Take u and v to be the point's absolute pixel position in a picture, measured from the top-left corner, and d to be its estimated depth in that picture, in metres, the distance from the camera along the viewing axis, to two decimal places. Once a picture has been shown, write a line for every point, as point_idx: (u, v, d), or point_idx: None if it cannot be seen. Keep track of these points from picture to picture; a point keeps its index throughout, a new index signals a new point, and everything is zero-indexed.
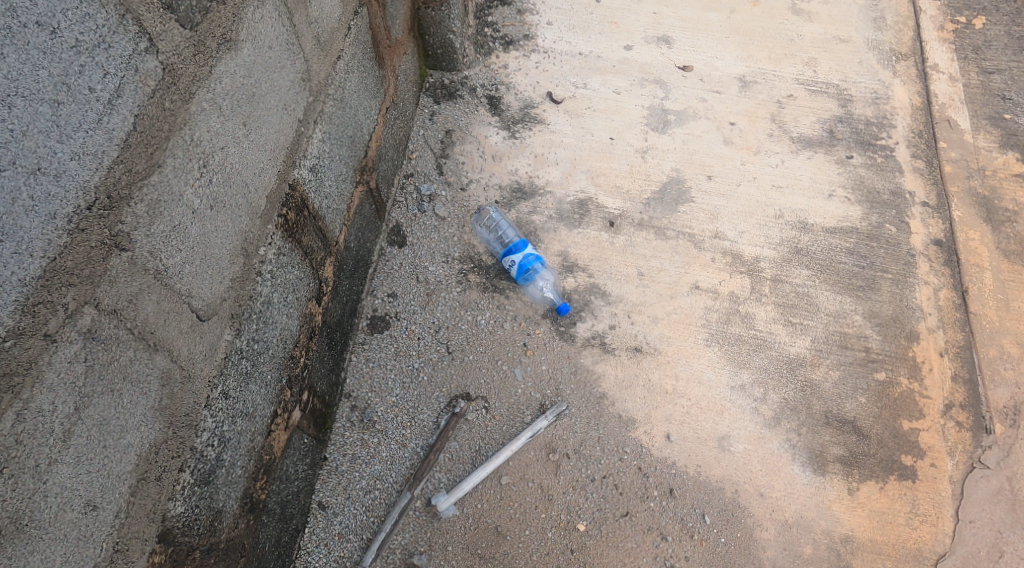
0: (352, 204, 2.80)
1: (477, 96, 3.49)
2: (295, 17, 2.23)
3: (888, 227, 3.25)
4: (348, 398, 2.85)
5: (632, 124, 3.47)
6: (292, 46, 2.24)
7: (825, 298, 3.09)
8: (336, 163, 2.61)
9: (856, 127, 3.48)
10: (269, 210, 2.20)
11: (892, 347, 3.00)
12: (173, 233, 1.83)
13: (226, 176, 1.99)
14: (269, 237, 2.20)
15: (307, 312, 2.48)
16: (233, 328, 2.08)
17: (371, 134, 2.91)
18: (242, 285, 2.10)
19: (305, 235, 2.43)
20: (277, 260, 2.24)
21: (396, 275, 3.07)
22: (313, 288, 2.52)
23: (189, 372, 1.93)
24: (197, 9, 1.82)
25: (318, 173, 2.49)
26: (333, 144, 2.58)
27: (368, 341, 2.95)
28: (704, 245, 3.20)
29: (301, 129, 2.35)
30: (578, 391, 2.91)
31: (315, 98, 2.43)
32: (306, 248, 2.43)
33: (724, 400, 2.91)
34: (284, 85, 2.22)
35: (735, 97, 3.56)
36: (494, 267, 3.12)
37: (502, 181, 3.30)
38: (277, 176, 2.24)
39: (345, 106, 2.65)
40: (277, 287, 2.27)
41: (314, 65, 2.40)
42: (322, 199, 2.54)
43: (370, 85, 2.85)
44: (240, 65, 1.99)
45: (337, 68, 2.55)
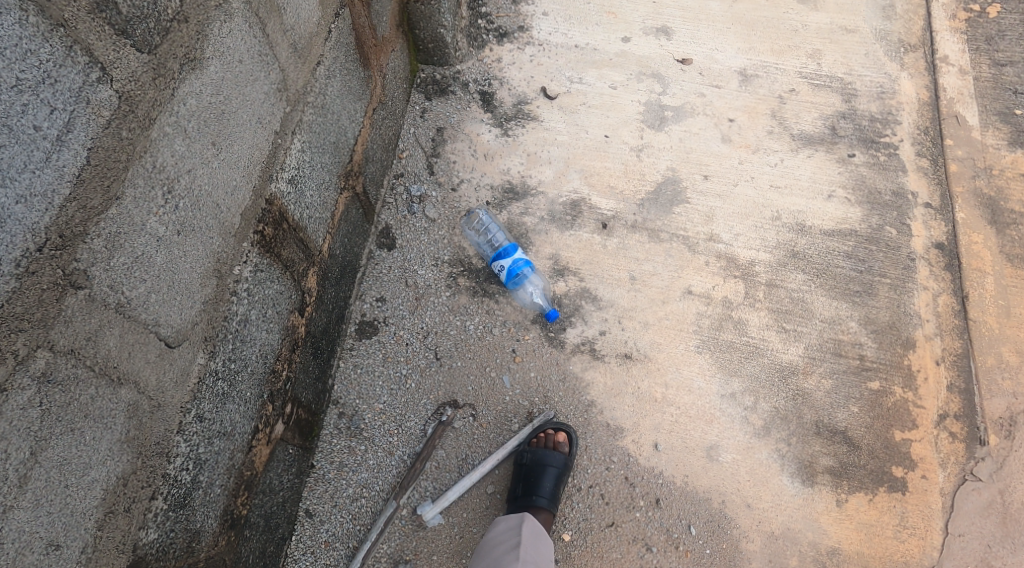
0: (336, 212, 2.75)
1: (469, 92, 3.43)
2: (268, 27, 2.18)
3: (889, 230, 3.17)
4: (335, 405, 2.84)
5: (627, 121, 3.39)
6: (265, 56, 2.18)
7: (821, 304, 3.04)
8: (318, 172, 2.57)
9: (859, 124, 3.38)
10: (244, 227, 2.12)
11: (888, 355, 2.96)
12: (136, 264, 1.79)
13: (194, 199, 1.93)
14: (244, 254, 2.13)
15: (289, 324, 2.44)
16: (206, 352, 2.01)
17: (356, 138, 2.87)
18: (215, 306, 2.03)
19: (285, 248, 2.38)
20: (254, 277, 2.17)
21: (385, 279, 3.06)
22: (295, 300, 2.48)
23: (158, 401, 1.89)
24: (155, 31, 1.78)
25: (298, 184, 2.43)
26: (314, 153, 2.53)
27: (356, 346, 2.94)
28: (698, 248, 3.15)
29: (278, 141, 2.30)
30: (567, 399, 2.90)
31: (293, 108, 2.38)
32: (286, 261, 2.38)
33: (714, 408, 2.88)
34: (258, 98, 2.16)
35: (735, 91, 3.45)
36: (483, 270, 3.09)
37: (493, 181, 3.26)
38: (252, 192, 2.17)
39: (326, 112, 2.60)
40: (255, 304, 2.20)
41: (290, 74, 2.35)
42: (304, 210, 2.49)
43: (354, 88, 2.80)
44: (207, 83, 1.93)
45: (316, 75, 2.50)
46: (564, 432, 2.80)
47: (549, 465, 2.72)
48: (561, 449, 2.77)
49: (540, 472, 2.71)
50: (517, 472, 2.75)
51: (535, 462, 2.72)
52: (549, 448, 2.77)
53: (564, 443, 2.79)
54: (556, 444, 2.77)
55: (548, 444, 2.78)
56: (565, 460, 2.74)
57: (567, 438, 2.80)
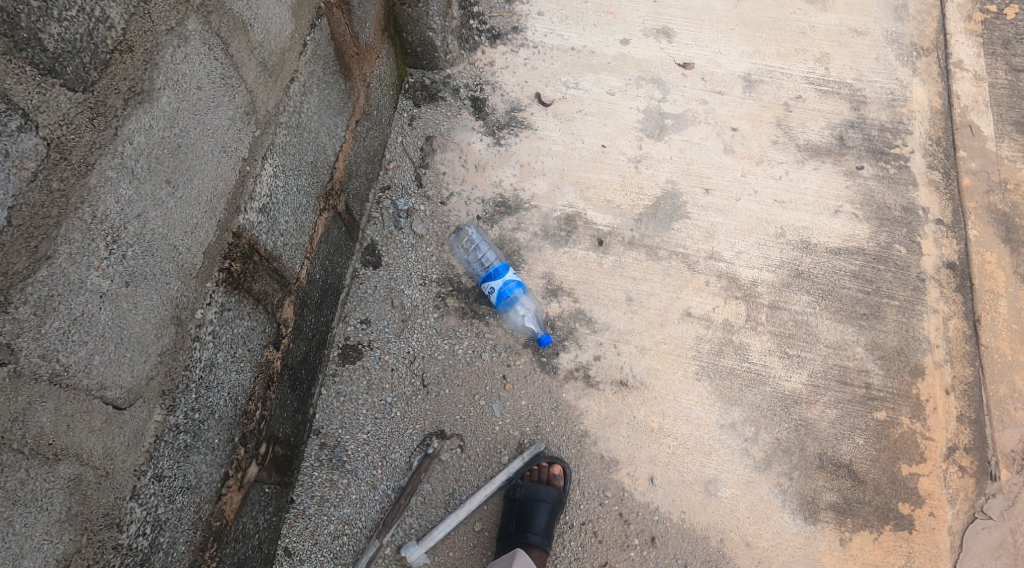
0: (315, 235, 2.60)
1: (460, 98, 3.26)
2: (231, 47, 2.02)
3: (898, 248, 3.03)
4: (317, 435, 2.72)
5: (626, 129, 3.22)
6: (229, 79, 2.02)
7: (826, 328, 2.92)
8: (293, 196, 2.41)
9: (869, 133, 3.22)
10: (207, 267, 1.99)
11: (895, 384, 2.83)
12: (73, 327, 1.69)
13: (146, 244, 1.82)
14: (208, 295, 2.00)
15: (263, 359, 2.31)
16: (163, 408, 1.90)
17: (337, 154, 2.71)
18: (173, 357, 1.91)
19: (258, 281, 2.23)
20: (220, 318, 2.04)
21: (370, 300, 2.93)
22: (270, 334, 2.34)
23: (105, 469, 1.78)
24: (91, 66, 1.69)
25: (270, 212, 2.28)
26: (289, 175, 2.38)
27: (339, 373, 2.81)
28: (698, 267, 3.01)
29: (246, 168, 2.14)
30: (559, 429, 2.78)
31: (264, 130, 2.22)
32: (259, 295, 2.24)
33: (712, 440, 2.77)
34: (221, 124, 2.01)
35: (739, 98, 3.28)
36: (473, 291, 2.96)
37: (484, 194, 3.11)
38: (217, 227, 2.02)
39: (303, 131, 2.44)
40: (222, 347, 2.07)
41: (260, 94, 2.18)
42: (278, 237, 2.34)
43: (333, 102, 2.64)
44: (160, 116, 1.82)
45: (290, 93, 2.34)
46: (558, 465, 2.71)
47: (541, 500, 2.62)
48: (555, 483, 2.68)
49: (532, 508, 2.61)
50: (509, 507, 2.66)
51: (527, 497, 2.63)
52: (543, 481, 2.67)
53: (558, 477, 2.70)
54: (551, 478, 2.68)
55: (542, 477, 2.68)
56: (559, 494, 2.65)
57: (562, 471, 2.71)
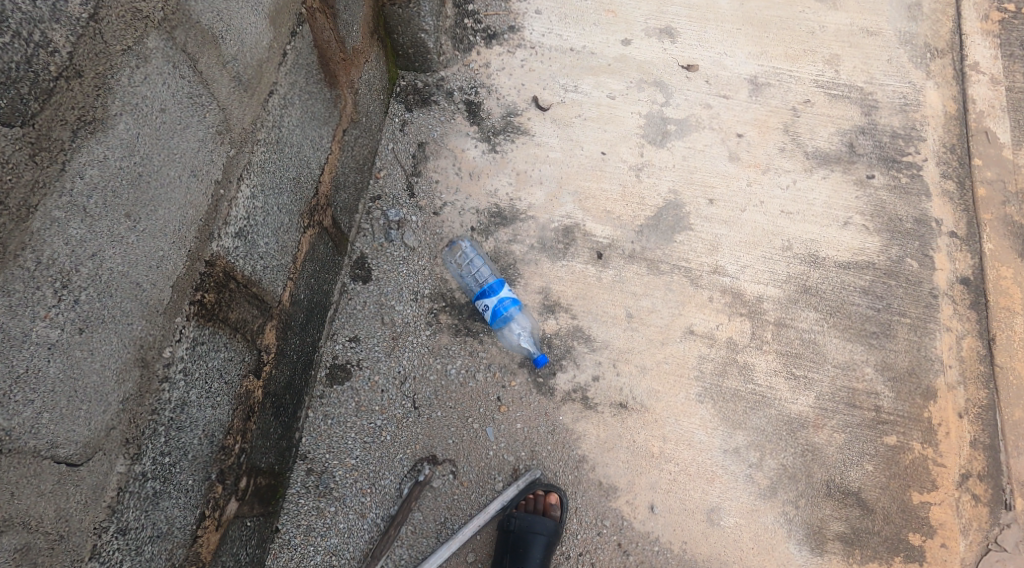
0: (299, 254, 2.48)
1: (454, 101, 3.10)
2: (200, 63, 1.94)
3: (910, 262, 2.91)
4: (303, 460, 2.61)
5: (626, 136, 3.07)
6: (198, 98, 1.95)
7: (834, 347, 2.81)
8: (273, 216, 2.30)
9: (880, 140, 3.08)
10: (176, 302, 1.92)
11: (906, 408, 2.73)
12: (17, 385, 1.64)
13: (102, 286, 1.77)
14: (177, 331, 1.92)
15: (242, 389, 2.22)
16: (127, 458, 1.84)
17: (322, 167, 2.58)
18: (136, 403, 1.85)
19: (235, 309, 2.14)
20: (192, 354, 1.97)
21: (359, 316, 2.81)
22: (250, 362, 2.25)
23: (60, 531, 1.73)
24: (31, 97, 1.63)
25: (247, 236, 2.17)
26: (269, 194, 2.26)
27: (327, 394, 2.70)
28: (701, 281, 2.88)
29: (220, 191, 2.04)
30: (556, 454, 2.68)
31: (240, 149, 2.10)
32: (237, 323, 2.15)
33: (715, 465, 2.68)
34: (190, 147, 1.94)
35: (745, 102, 3.13)
36: (467, 307, 2.84)
37: (479, 204, 2.97)
38: (187, 258, 1.95)
39: (283, 147, 2.31)
40: (195, 384, 2.00)
41: (234, 112, 2.06)
42: (257, 262, 2.23)
43: (317, 113, 2.50)
44: (115, 146, 1.76)
45: (268, 108, 2.22)
46: (555, 494, 2.62)
47: (538, 533, 2.53)
48: (552, 514, 2.60)
49: (529, 541, 2.52)
50: (504, 540, 2.56)
51: (524, 530, 2.53)
52: (540, 512, 2.58)
53: (555, 507, 2.61)
54: (547, 509, 2.60)
55: (539, 508, 2.59)
56: (555, 526, 2.57)
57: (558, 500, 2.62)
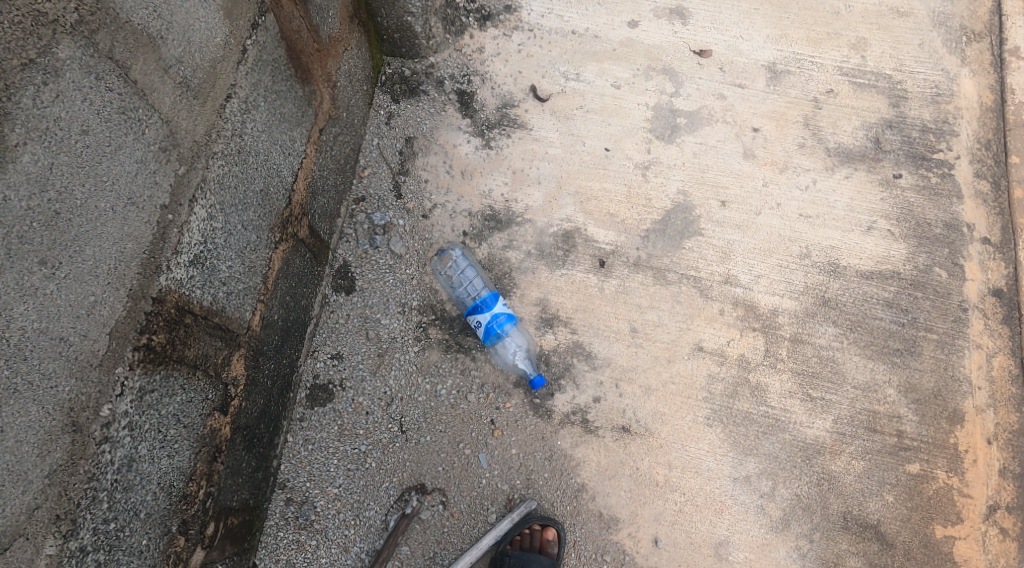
0: (271, 273, 2.27)
1: (444, 91, 2.84)
2: (133, 71, 1.79)
3: (938, 271, 2.69)
4: (282, 489, 2.44)
5: (632, 130, 2.82)
6: (132, 111, 1.80)
7: (853, 366, 2.61)
8: (237, 236, 2.10)
9: (909, 135, 2.82)
10: (114, 355, 1.79)
11: (930, 432, 2.56)
12: None
13: (13, 349, 1.65)
14: (116, 384, 1.79)
15: (207, 429, 2.06)
16: (58, 536, 1.73)
17: (296, 174, 2.36)
18: (66, 475, 1.73)
19: (194, 345, 1.98)
20: (136, 406, 1.84)
21: (342, 332, 2.60)
22: (216, 400, 2.08)
23: None
24: None
25: (204, 263, 1.99)
26: (231, 212, 2.06)
27: (308, 417, 2.51)
28: (711, 293, 2.67)
29: (168, 217, 1.89)
30: (553, 482, 2.51)
31: (192, 164, 1.93)
32: (197, 360, 1.99)
33: (724, 495, 2.51)
34: (127, 167, 1.79)
35: (762, 92, 2.85)
36: (458, 321, 2.63)
37: (471, 206, 2.74)
38: (129, 297, 1.81)
39: (247, 158, 2.10)
40: (143, 438, 1.88)
41: (184, 122, 1.90)
42: (219, 289, 2.05)
43: (287, 114, 2.26)
44: (21, 182, 1.64)
45: (226, 113, 2.01)
46: (552, 529, 2.46)
47: None
48: (548, 551, 2.45)
49: None
50: None
51: None
52: (535, 549, 2.45)
53: (552, 542, 2.47)
54: (543, 546, 2.45)
55: (535, 544, 2.46)
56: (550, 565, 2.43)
57: (557, 536, 2.47)
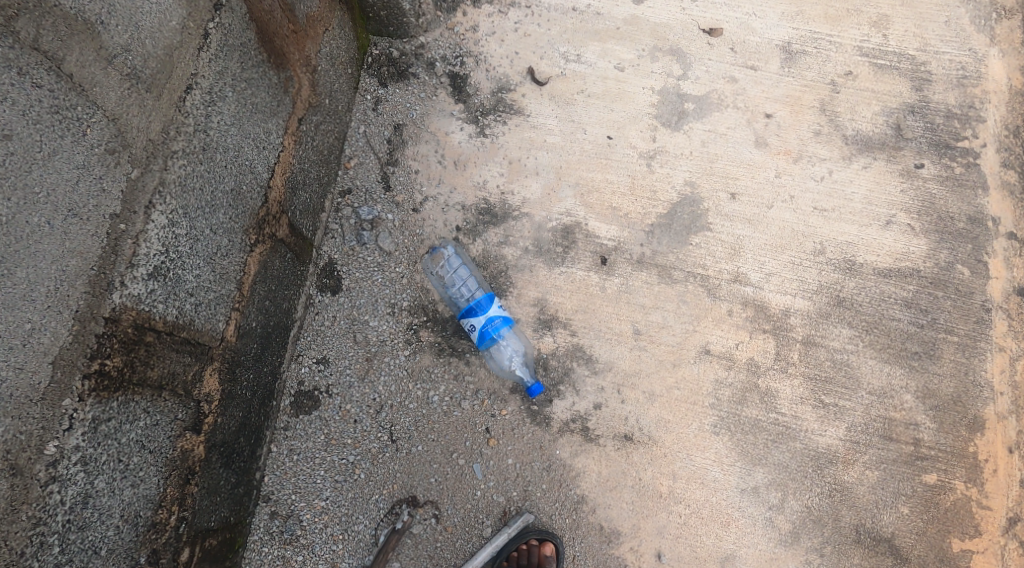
0: (246, 279, 2.12)
1: (436, 74, 2.65)
2: (66, 62, 1.68)
3: (960, 269, 2.53)
4: (266, 503, 2.32)
5: (637, 117, 2.63)
6: (67, 110, 1.68)
7: (869, 370, 2.47)
8: (204, 241, 1.96)
9: (932, 121, 2.64)
10: (59, 389, 1.68)
11: (949, 441, 2.43)
12: None
13: None
14: (64, 417, 1.69)
15: (177, 452, 1.95)
16: None
17: (273, 169, 2.19)
18: (6, 524, 1.62)
19: (158, 365, 1.87)
20: (89, 439, 1.74)
21: (328, 335, 2.45)
22: (188, 418, 1.97)
23: None
24: None
25: (165, 274, 1.87)
26: (197, 215, 1.93)
27: (292, 426, 2.38)
28: (719, 292, 2.52)
29: (120, 225, 1.77)
30: (552, 494, 2.39)
31: (147, 166, 1.81)
32: (161, 380, 1.88)
33: (731, 507, 2.39)
34: (65, 171, 1.68)
35: (776, 75, 2.66)
36: (451, 322, 2.48)
37: (465, 199, 2.58)
38: (75, 322, 1.70)
39: (214, 157, 1.96)
40: (100, 472, 1.77)
41: (133, 118, 1.78)
42: (186, 300, 1.92)
43: (259, 103, 2.10)
44: None
45: (187, 105, 1.88)
46: (549, 544, 2.34)
47: None
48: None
49: None
50: None
51: None
52: None
53: (550, 558, 2.34)
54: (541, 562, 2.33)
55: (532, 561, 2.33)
56: None
57: (554, 551, 2.35)
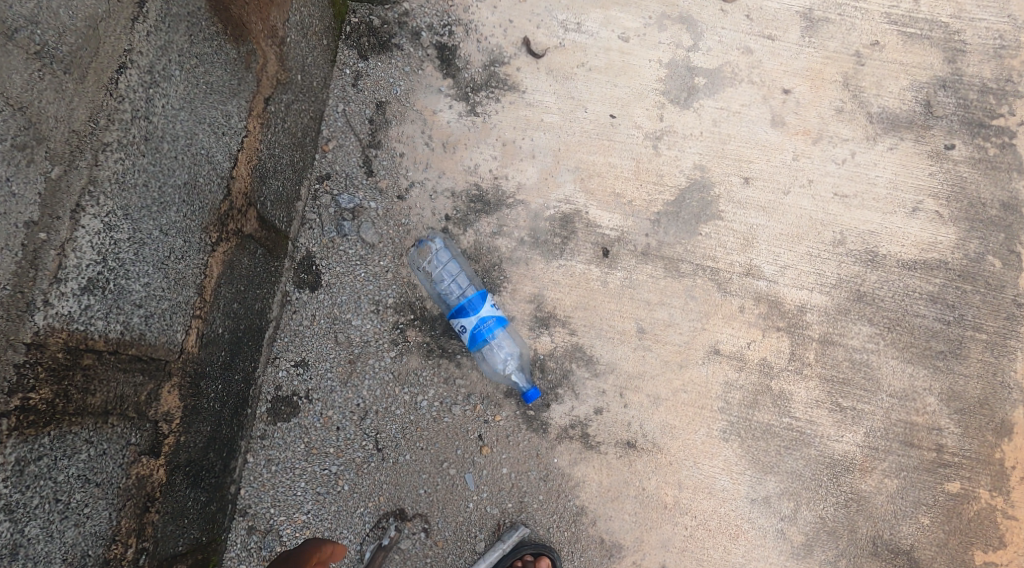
0: (209, 284, 1.94)
1: (421, 45, 2.40)
2: None
3: (991, 260, 2.34)
4: (243, 517, 2.17)
5: (642, 93, 2.41)
6: None
7: (890, 371, 2.30)
8: (152, 245, 1.79)
9: (965, 97, 2.41)
10: None
11: (974, 447, 2.27)
12: None
13: None
14: None
15: (131, 480, 1.79)
16: None
17: (238, 158, 1.97)
18: None
19: (100, 389, 1.70)
20: (17, 483, 1.58)
21: (307, 335, 2.27)
22: (143, 442, 1.81)
23: None
24: None
25: (104, 286, 1.69)
26: (141, 215, 1.75)
27: (269, 434, 2.22)
28: (730, 286, 2.33)
29: (41, 234, 1.58)
30: (549, 506, 2.24)
31: (69, 161, 1.61)
32: (105, 405, 1.71)
33: (740, 518, 2.24)
34: None
35: (795, 46, 2.42)
36: (440, 321, 2.30)
37: (455, 184, 2.36)
38: None
39: (159, 146, 1.77)
40: (35, 517, 1.62)
41: (49, 103, 1.57)
42: (132, 311, 1.75)
43: (215, 84, 1.87)
44: None
45: (122, 86, 1.67)
46: (546, 558, 2.21)
47: None
48: None
49: None
50: None
51: None
52: None
53: None
54: None
55: None
56: None
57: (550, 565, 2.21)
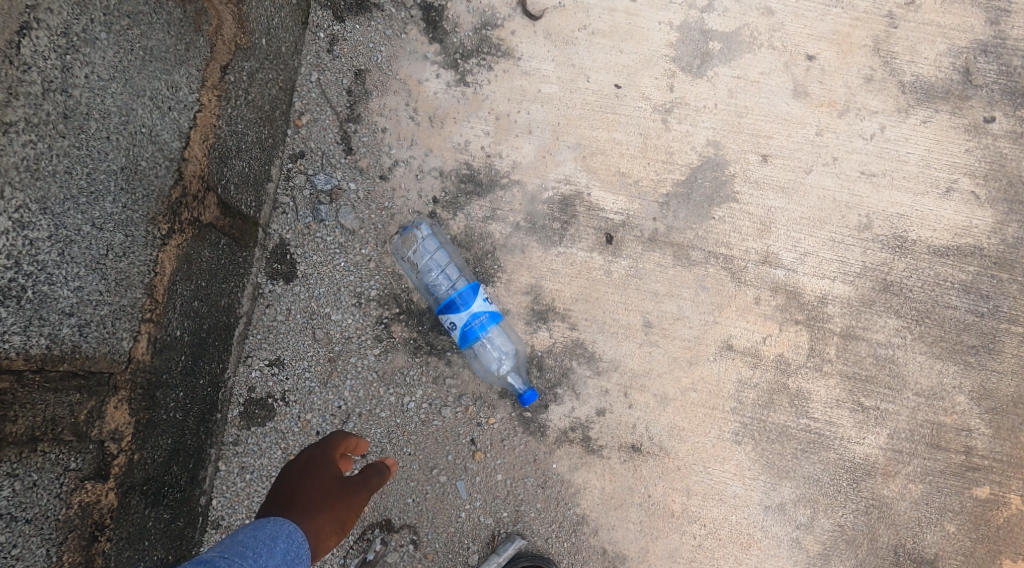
0: (161, 284, 1.75)
1: (405, 5, 2.15)
2: None
3: None
4: (216, 529, 2.01)
5: (651, 60, 2.17)
6: None
7: (917, 367, 2.12)
8: (83, 242, 1.61)
9: (1007, 64, 2.18)
10: None
11: (1005, 448, 2.11)
12: None
13: None
14: None
15: (73, 509, 1.64)
16: None
17: (190, 137, 1.77)
18: None
19: (24, 414, 1.56)
20: None
21: (282, 331, 2.07)
22: (84, 468, 1.65)
23: None
24: None
25: (20, 294, 1.53)
26: (64, 206, 1.57)
27: (242, 440, 2.04)
28: (745, 276, 2.13)
29: None
30: (548, 515, 2.07)
31: None
32: (31, 432, 1.57)
33: (753, 527, 2.08)
34: None
35: (821, 6, 2.18)
36: (429, 315, 2.10)
37: (443, 163, 2.14)
38: None
39: (85, 123, 1.58)
40: None
41: None
42: (60, 316, 1.59)
43: (154, 48, 1.68)
44: None
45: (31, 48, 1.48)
46: None
47: None
48: None
49: None
50: None
51: None
52: None
53: None
54: None
55: None
56: None
57: None
